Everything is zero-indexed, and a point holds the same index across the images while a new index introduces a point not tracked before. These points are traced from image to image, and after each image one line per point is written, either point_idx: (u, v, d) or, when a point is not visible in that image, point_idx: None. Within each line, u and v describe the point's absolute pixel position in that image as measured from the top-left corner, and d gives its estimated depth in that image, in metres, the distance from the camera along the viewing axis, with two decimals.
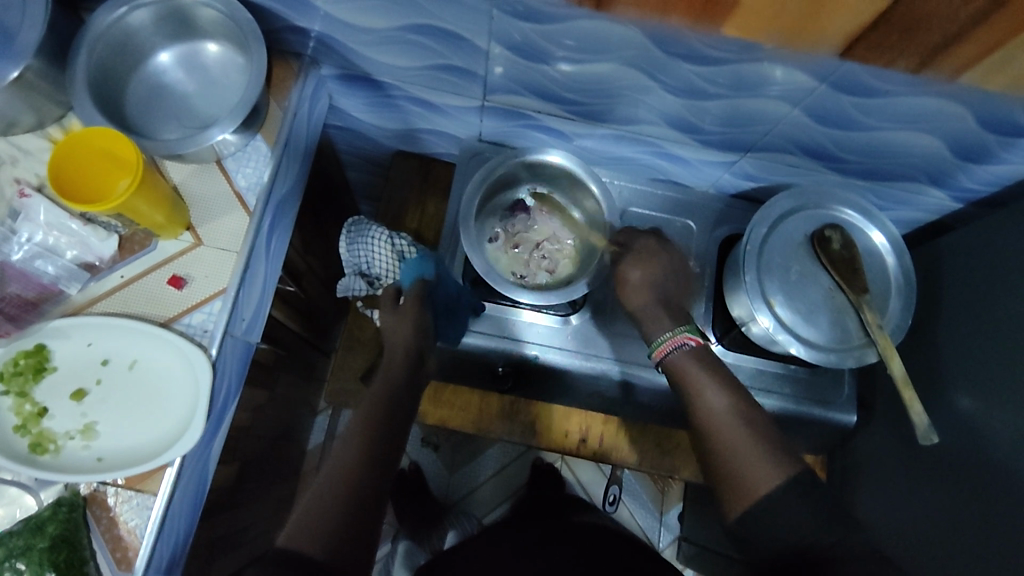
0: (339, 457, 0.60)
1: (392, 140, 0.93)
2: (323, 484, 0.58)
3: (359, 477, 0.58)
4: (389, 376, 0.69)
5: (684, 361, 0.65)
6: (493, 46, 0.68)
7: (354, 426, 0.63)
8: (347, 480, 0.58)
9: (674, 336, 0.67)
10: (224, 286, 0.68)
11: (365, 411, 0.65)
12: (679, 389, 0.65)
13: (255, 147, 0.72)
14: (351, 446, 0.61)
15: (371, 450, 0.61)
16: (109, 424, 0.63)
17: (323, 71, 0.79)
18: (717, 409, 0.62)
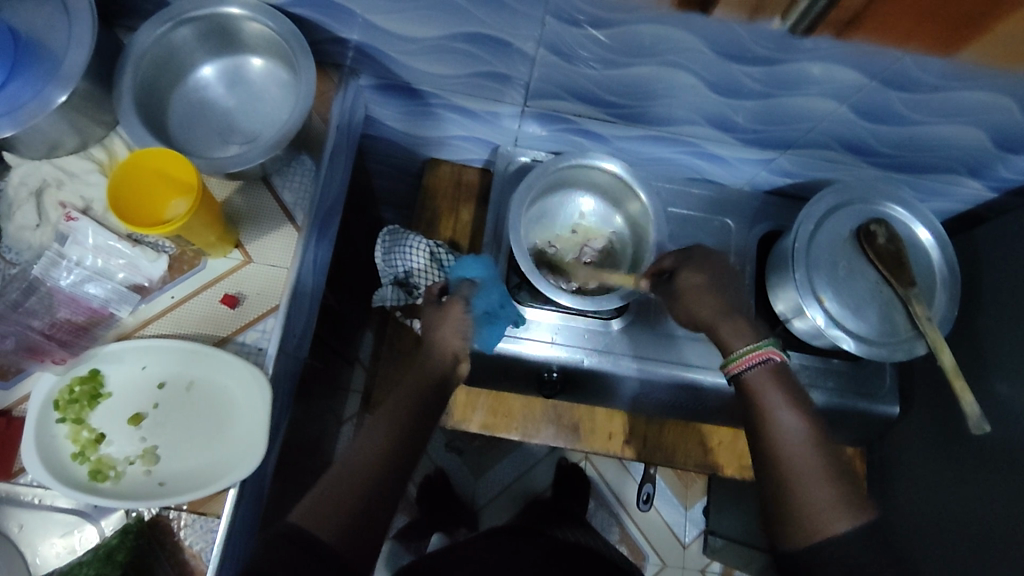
0: (360, 453, 0.61)
1: (423, 148, 0.93)
2: (338, 475, 0.59)
3: (376, 477, 0.59)
4: (417, 371, 0.68)
5: (761, 381, 0.63)
6: (538, 50, 0.67)
7: (377, 425, 0.63)
8: (364, 475, 0.59)
9: (758, 349, 0.64)
10: (275, 303, 0.67)
11: (389, 410, 0.64)
12: (749, 404, 0.63)
13: (300, 162, 0.71)
14: (371, 444, 0.61)
15: (388, 451, 0.61)
16: (168, 447, 0.62)
17: (361, 81, 0.78)
18: (785, 434, 0.60)
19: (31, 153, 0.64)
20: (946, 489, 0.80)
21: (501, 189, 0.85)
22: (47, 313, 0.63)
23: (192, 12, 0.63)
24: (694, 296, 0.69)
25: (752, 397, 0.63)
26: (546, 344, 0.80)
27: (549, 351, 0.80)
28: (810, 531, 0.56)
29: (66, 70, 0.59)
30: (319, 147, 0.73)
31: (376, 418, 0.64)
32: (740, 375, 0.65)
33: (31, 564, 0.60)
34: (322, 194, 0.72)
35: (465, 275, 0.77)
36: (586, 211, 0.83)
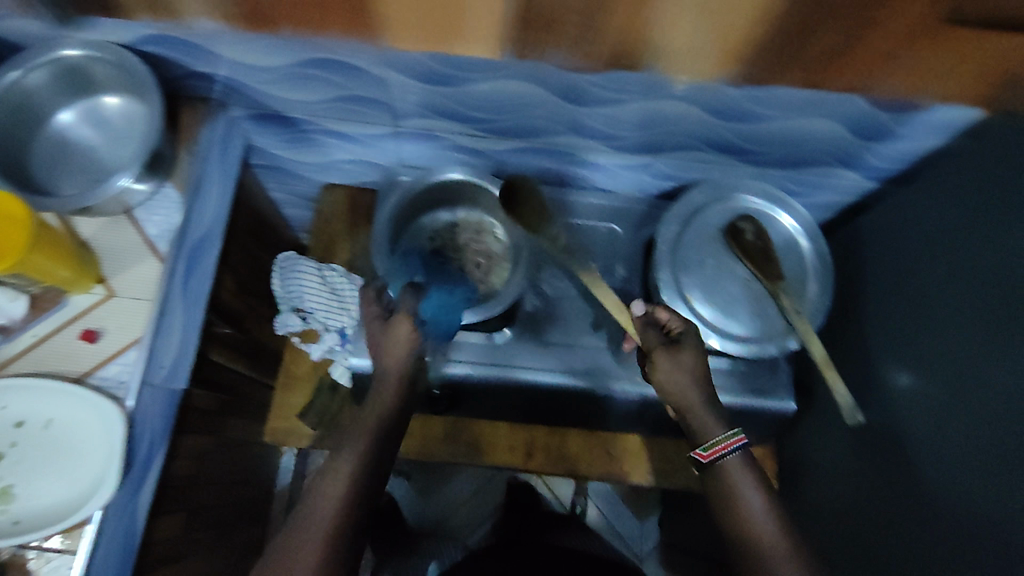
0: (334, 485, 0.53)
1: (317, 172, 0.94)
2: (300, 531, 0.50)
3: (348, 508, 0.52)
4: (389, 384, 0.61)
5: (738, 469, 0.57)
6: (389, 73, 0.68)
7: (349, 446, 0.56)
8: (340, 511, 0.52)
9: (733, 436, 0.59)
10: (137, 335, 0.68)
11: (370, 429, 0.57)
12: (720, 494, 0.57)
13: (165, 195, 0.74)
14: (345, 473, 0.54)
15: (361, 474, 0.54)
16: (25, 485, 0.63)
17: (234, 112, 0.80)
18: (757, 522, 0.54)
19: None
20: (847, 484, 0.79)
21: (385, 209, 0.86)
22: None
23: (39, 58, 0.65)
24: (676, 371, 0.62)
25: (723, 487, 0.57)
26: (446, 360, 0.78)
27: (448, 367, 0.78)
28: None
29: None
30: (186, 179, 0.74)
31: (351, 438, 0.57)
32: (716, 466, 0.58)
33: None
34: (191, 223, 0.73)
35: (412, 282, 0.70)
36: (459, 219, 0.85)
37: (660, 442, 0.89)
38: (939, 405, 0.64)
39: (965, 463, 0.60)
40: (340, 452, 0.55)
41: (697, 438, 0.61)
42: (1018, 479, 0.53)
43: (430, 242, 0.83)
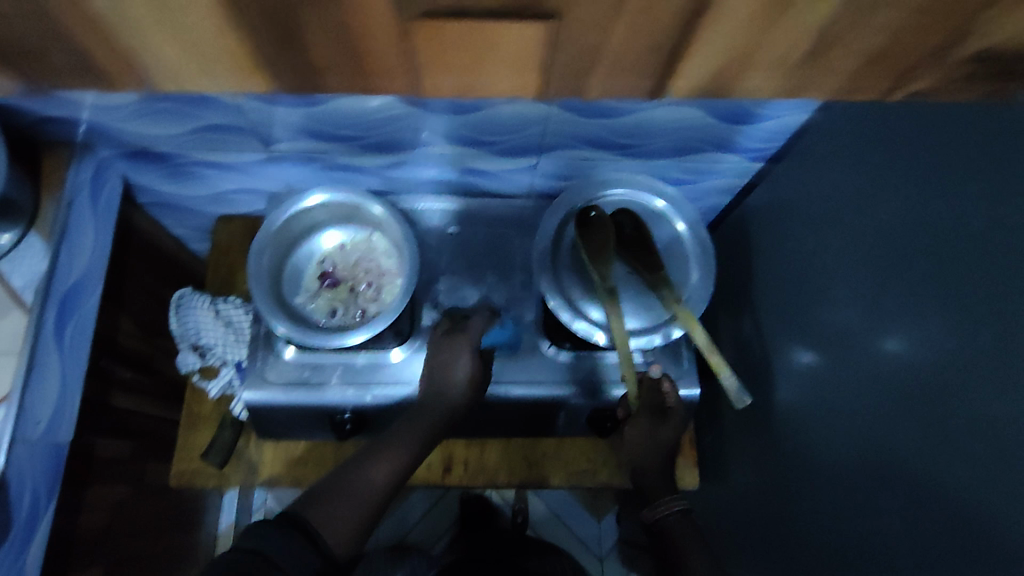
0: (361, 495, 0.63)
1: (210, 203, 0.92)
2: (366, 493, 0.63)
3: (374, 504, 0.64)
4: (419, 417, 0.69)
5: (681, 524, 0.67)
6: (242, 100, 0.67)
7: (377, 455, 0.66)
8: (368, 507, 0.63)
9: (671, 499, 0.68)
10: (5, 393, 0.65)
11: (406, 440, 0.68)
12: (666, 551, 0.66)
13: (29, 243, 0.71)
14: (377, 478, 0.65)
15: (388, 484, 0.65)
16: None
17: (102, 152, 0.78)
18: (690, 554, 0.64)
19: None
20: (762, 468, 0.79)
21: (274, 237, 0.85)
22: None
23: None
24: (632, 440, 0.71)
25: (669, 542, 0.66)
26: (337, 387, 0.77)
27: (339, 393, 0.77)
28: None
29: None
30: (51, 224, 0.72)
31: (381, 442, 0.68)
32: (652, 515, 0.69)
33: None
34: (58, 270, 0.71)
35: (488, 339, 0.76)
36: (343, 241, 0.82)
37: (580, 443, 0.88)
38: (830, 384, 0.65)
39: (858, 442, 0.60)
40: (371, 461, 0.66)
41: (650, 499, 0.70)
42: (901, 453, 0.54)
43: (318, 267, 0.81)
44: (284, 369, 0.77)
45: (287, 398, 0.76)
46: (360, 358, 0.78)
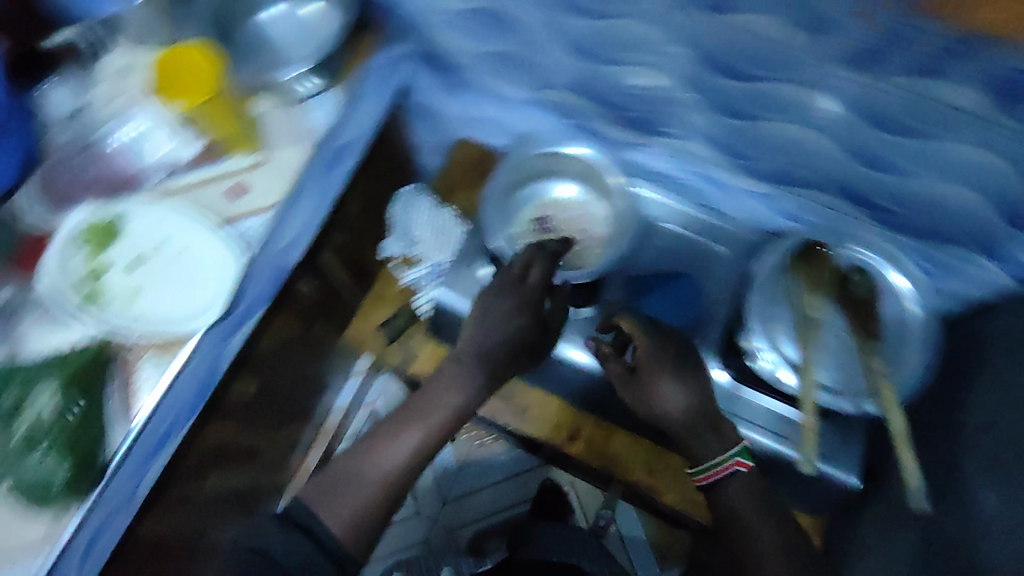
0: (376, 459, 0.69)
1: (462, 124, 1.02)
2: (376, 487, 0.68)
3: (380, 495, 0.68)
4: (433, 389, 0.73)
5: (736, 492, 0.69)
6: (548, 37, 0.74)
7: (397, 431, 0.71)
8: (381, 488, 0.68)
9: None
10: (272, 204, 0.79)
11: (419, 423, 0.71)
12: None
13: (330, 97, 0.84)
14: (351, 478, 0.67)
15: (395, 471, 0.69)
16: (152, 293, 0.73)
17: (406, 49, 0.90)
18: (750, 519, 0.67)
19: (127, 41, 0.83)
20: None
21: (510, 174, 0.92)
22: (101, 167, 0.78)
23: None
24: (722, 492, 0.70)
25: None
26: None
27: None
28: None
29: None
30: (350, 90, 0.85)
31: (397, 422, 0.72)
32: (708, 486, 0.70)
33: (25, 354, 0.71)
34: (340, 127, 0.84)
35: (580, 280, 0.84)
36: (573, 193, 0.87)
37: None
38: None
39: None
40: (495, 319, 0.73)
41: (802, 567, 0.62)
42: None
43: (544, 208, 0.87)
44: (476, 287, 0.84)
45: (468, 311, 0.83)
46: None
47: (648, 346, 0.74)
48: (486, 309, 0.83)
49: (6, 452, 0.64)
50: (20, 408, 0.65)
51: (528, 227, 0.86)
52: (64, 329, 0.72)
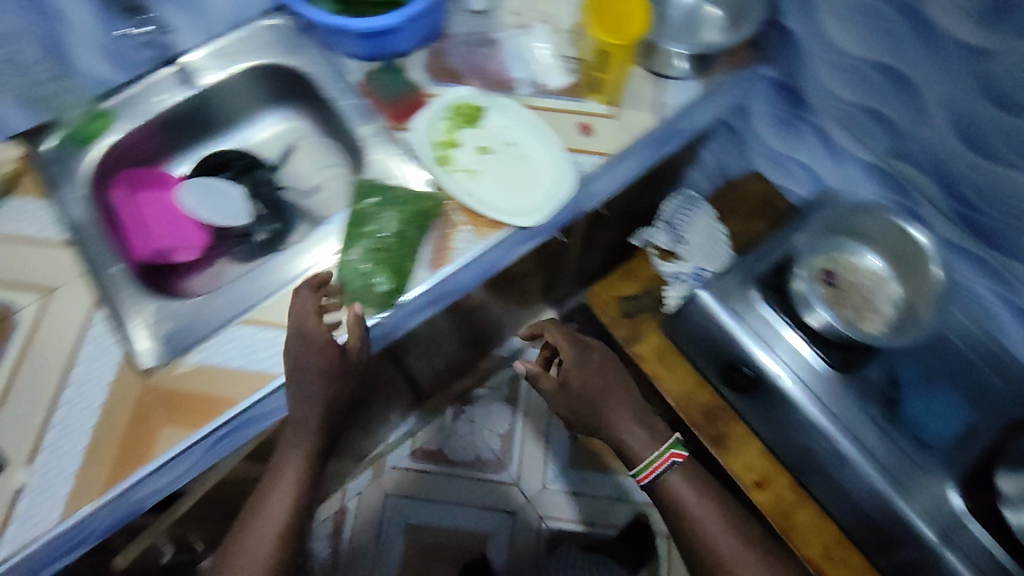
0: (265, 531, 0.73)
1: (768, 160, 1.04)
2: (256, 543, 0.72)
3: (292, 522, 0.75)
4: (320, 365, 0.70)
5: (675, 480, 0.83)
6: (943, 111, 0.74)
7: (278, 479, 0.75)
8: (271, 559, 0.72)
9: (666, 455, 0.83)
10: (608, 151, 0.84)
11: (291, 470, 0.75)
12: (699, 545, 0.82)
13: (691, 84, 0.88)
14: (280, 499, 0.74)
15: (294, 503, 0.75)
16: (491, 181, 0.82)
17: (769, 72, 0.93)
18: (709, 528, 0.80)
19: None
20: None
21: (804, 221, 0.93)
22: (483, 63, 0.88)
23: None
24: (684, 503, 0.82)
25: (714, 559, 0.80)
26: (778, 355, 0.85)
27: (775, 362, 0.85)
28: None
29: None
30: (710, 85, 0.88)
31: (275, 468, 0.75)
32: (650, 482, 0.84)
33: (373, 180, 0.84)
34: (687, 112, 0.88)
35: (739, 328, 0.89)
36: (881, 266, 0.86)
37: None
38: None
39: None
40: (309, 349, 0.70)
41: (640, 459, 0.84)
42: None
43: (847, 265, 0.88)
44: (753, 315, 0.87)
45: (735, 330, 0.86)
46: (809, 362, 0.85)
47: (571, 353, 0.85)
48: (749, 336, 0.86)
49: (351, 254, 0.76)
50: (368, 225, 0.77)
51: (824, 275, 0.87)
52: (412, 168, 0.83)
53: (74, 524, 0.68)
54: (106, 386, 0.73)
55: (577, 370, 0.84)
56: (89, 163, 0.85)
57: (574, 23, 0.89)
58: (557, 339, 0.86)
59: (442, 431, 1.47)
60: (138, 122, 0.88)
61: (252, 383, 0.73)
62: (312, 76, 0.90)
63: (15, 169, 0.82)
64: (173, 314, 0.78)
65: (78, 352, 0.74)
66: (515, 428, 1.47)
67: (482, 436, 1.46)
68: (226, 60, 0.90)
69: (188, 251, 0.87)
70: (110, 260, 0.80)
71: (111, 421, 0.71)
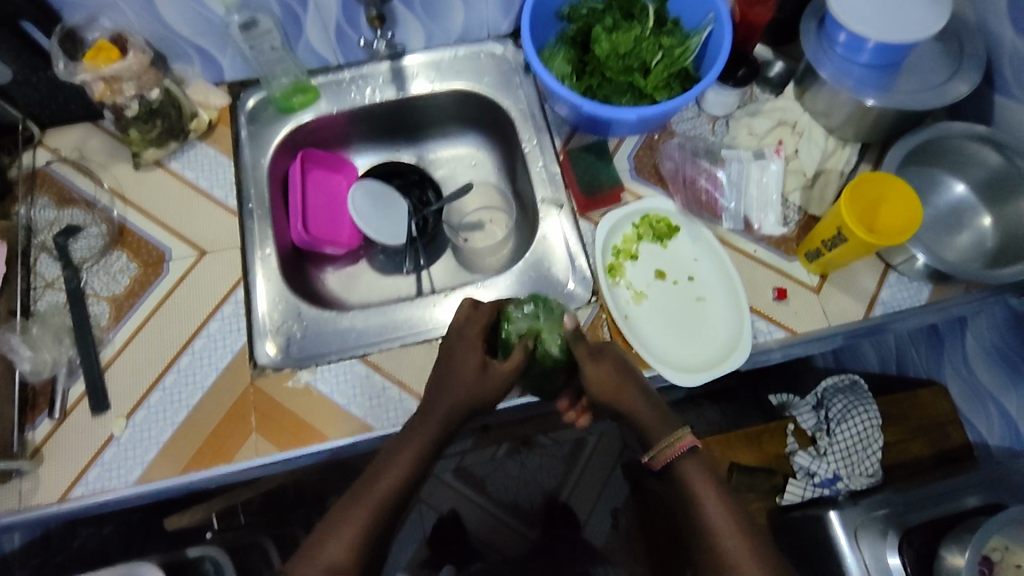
0: (371, 503, 0.62)
1: (959, 381, 0.89)
2: (349, 526, 0.61)
3: (386, 510, 0.62)
4: (457, 380, 0.65)
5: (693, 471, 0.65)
6: None
7: (400, 449, 0.64)
8: (364, 535, 0.60)
9: (682, 442, 0.65)
10: (797, 329, 0.73)
11: (416, 444, 0.64)
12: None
13: (919, 288, 0.75)
14: (387, 479, 0.63)
15: (410, 476, 0.63)
16: (653, 310, 0.75)
17: (1013, 301, 0.78)
18: (703, 492, 0.63)
19: (806, 103, 0.79)
20: None
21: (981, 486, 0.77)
22: (693, 178, 0.79)
23: (1007, 149, 0.71)
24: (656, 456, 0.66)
25: None
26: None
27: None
28: None
29: (896, 95, 0.72)
30: (943, 295, 0.75)
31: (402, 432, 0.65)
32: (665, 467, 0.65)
33: (534, 262, 0.79)
34: (903, 319, 0.75)
35: (856, 535, 0.79)
36: None
37: None
38: None
39: None
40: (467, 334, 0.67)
41: (653, 447, 0.67)
42: None
43: None
44: (875, 556, 0.77)
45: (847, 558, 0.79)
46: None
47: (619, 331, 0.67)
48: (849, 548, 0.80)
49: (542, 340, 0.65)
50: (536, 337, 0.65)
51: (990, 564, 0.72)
52: (582, 263, 0.77)
53: (142, 493, 0.68)
54: (217, 369, 0.73)
55: (595, 362, 0.65)
56: (283, 135, 0.86)
57: (814, 170, 0.78)
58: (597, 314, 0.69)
59: (491, 460, 1.21)
60: (336, 108, 0.87)
61: (347, 427, 0.71)
62: (515, 124, 0.84)
63: (214, 118, 0.83)
64: (299, 320, 0.78)
65: (204, 326, 0.74)
66: (562, 490, 1.22)
67: (528, 485, 1.21)
68: (438, 76, 0.87)
69: (335, 248, 0.88)
70: (265, 240, 0.81)
71: (210, 406, 0.71)
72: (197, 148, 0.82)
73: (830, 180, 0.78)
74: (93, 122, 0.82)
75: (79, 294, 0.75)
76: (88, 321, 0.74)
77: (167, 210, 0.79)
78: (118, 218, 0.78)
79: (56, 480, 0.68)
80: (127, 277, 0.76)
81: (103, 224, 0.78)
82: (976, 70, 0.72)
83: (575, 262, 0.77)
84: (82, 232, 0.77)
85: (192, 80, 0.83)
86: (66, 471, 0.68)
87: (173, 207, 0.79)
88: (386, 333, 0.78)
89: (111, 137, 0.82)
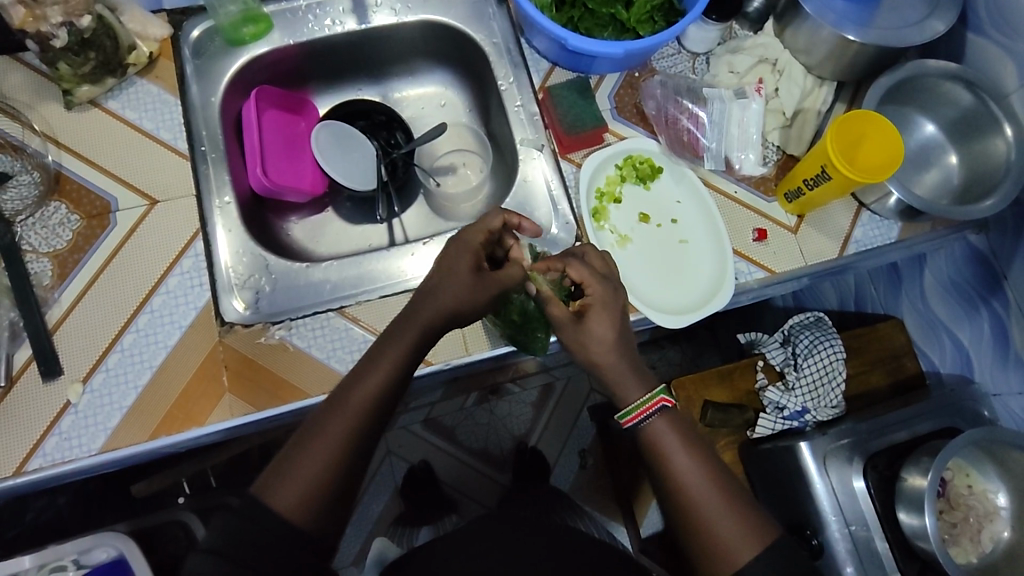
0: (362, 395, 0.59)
1: (915, 316, 0.94)
2: (336, 420, 0.57)
3: (353, 443, 0.57)
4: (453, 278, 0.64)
5: (666, 432, 0.62)
6: None
7: (370, 371, 0.60)
8: (359, 428, 0.58)
9: (650, 401, 0.62)
10: (776, 269, 0.74)
11: (385, 371, 0.60)
12: (687, 525, 0.59)
13: (889, 226, 0.77)
14: (378, 375, 0.60)
15: (380, 403, 0.59)
16: (639, 253, 0.74)
17: (971, 237, 0.82)
18: (671, 447, 0.61)
19: (787, 40, 0.78)
20: None
21: (933, 412, 0.82)
22: (674, 117, 0.77)
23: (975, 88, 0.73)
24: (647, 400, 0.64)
25: (694, 529, 0.59)
26: (840, 501, 0.80)
27: (835, 506, 0.80)
28: (709, 546, 0.58)
29: (877, 31, 0.72)
30: (911, 231, 0.77)
31: (372, 354, 0.62)
32: (634, 429, 0.63)
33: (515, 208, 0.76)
34: (873, 255, 0.76)
35: (824, 465, 0.81)
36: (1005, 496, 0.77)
37: None
38: None
39: None
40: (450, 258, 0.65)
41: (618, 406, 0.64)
42: None
43: (979, 486, 0.78)
44: (841, 481, 0.80)
45: (815, 484, 0.82)
46: (881, 562, 0.77)
47: (601, 289, 0.63)
48: (816, 478, 0.82)
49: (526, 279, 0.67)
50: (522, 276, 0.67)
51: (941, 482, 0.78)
52: (564, 206, 0.75)
53: (107, 461, 0.64)
54: (180, 328, 0.67)
55: (597, 312, 0.63)
56: (233, 70, 0.79)
57: (793, 109, 0.78)
58: (580, 276, 0.63)
59: (461, 410, 1.20)
60: (291, 40, 0.80)
61: (326, 383, 0.68)
62: (490, 59, 0.80)
63: (155, 51, 0.74)
64: (267, 273, 0.74)
65: (162, 281, 0.68)
66: (531, 435, 1.23)
67: (497, 431, 1.22)
68: (403, 6, 0.80)
69: (298, 196, 0.82)
70: (222, 188, 0.75)
71: (174, 366, 0.66)
72: (138, 85, 0.74)
73: (808, 119, 0.78)
74: (13, 55, 0.72)
75: (14, 250, 0.67)
76: (28, 280, 0.67)
77: (108, 155, 0.71)
78: (53, 164, 0.70)
79: (9, 453, 0.63)
80: (69, 231, 0.69)
81: (35, 171, 0.70)
82: (953, 8, 0.73)
83: (557, 206, 0.75)
84: (12, 180, 0.69)
85: (127, 6, 0.73)
86: (19, 442, 0.63)
87: (114, 151, 0.71)
88: (361, 285, 0.74)
89: (36, 72, 0.72)
